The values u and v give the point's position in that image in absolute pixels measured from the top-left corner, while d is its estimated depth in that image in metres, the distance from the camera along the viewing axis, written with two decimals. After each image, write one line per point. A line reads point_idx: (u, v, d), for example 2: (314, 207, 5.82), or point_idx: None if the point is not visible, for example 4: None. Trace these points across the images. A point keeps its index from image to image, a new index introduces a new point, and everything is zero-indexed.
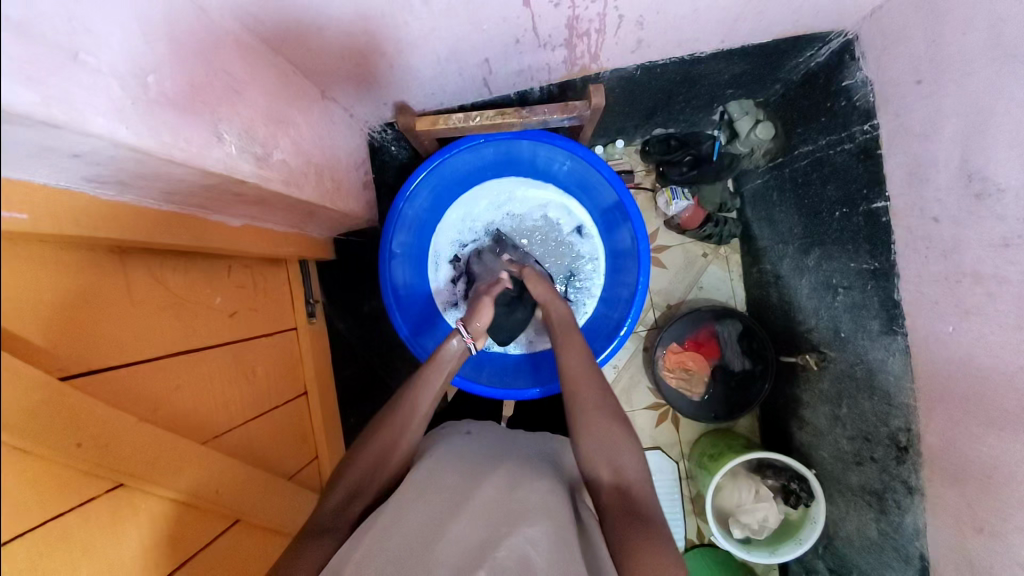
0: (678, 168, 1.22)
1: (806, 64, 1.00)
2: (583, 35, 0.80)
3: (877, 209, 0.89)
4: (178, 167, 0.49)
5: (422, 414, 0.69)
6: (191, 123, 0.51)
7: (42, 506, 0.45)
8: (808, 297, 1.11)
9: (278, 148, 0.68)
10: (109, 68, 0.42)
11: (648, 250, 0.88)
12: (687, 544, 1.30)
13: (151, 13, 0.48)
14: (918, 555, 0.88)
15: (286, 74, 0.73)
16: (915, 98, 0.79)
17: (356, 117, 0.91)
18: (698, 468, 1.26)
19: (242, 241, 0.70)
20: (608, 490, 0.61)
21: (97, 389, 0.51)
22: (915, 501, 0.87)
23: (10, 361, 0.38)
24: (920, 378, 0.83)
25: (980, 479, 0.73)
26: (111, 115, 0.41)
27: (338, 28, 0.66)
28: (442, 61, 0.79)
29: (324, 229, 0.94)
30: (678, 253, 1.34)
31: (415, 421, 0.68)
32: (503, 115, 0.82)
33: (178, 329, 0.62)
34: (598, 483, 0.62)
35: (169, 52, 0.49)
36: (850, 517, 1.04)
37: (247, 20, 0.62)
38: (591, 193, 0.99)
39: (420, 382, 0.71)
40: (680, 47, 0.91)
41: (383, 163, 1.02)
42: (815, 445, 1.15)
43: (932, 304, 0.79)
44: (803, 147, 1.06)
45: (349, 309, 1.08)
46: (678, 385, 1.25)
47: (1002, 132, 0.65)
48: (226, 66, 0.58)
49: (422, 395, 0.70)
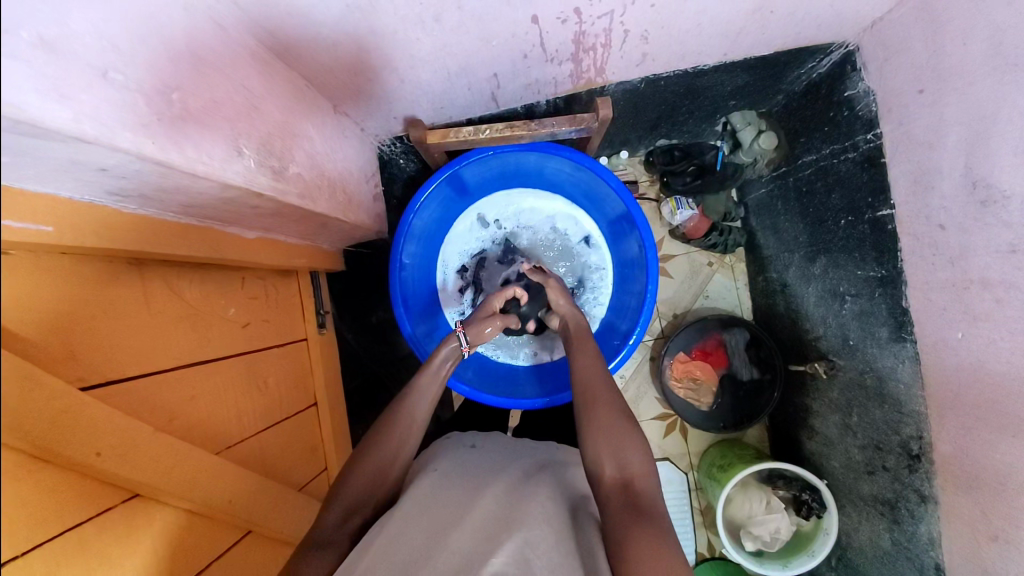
0: (682, 177, 1.23)
1: (807, 76, 1.02)
2: (589, 49, 0.81)
3: (883, 217, 0.89)
4: (197, 180, 0.50)
5: (421, 415, 0.69)
6: (211, 137, 0.52)
7: (58, 514, 0.46)
8: (815, 305, 1.11)
9: (293, 161, 0.69)
10: (136, 85, 0.43)
11: (655, 259, 0.89)
12: (698, 558, 1.29)
13: (176, 33, 0.50)
14: (933, 565, 0.86)
15: (300, 89, 0.74)
16: (918, 107, 0.80)
17: (367, 131, 0.92)
18: (708, 479, 1.25)
19: (256, 252, 0.71)
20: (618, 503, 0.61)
21: (116, 399, 0.52)
22: (929, 510, 0.86)
23: (18, 366, 0.39)
24: (931, 385, 0.83)
25: (994, 487, 0.73)
26: (138, 131, 0.42)
27: (351, 44, 0.68)
28: (452, 75, 0.81)
29: (335, 241, 0.95)
30: (683, 263, 1.34)
31: (413, 421, 0.68)
32: (512, 128, 0.84)
33: (194, 340, 0.63)
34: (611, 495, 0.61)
35: (191, 69, 0.50)
36: (864, 527, 1.03)
37: (264, 36, 0.64)
38: (598, 203, 1.00)
39: (417, 394, 0.70)
40: (684, 61, 0.93)
41: (392, 175, 1.03)
42: (826, 454, 1.14)
43: (940, 311, 0.79)
44: (806, 156, 1.08)
45: (358, 319, 1.09)
46: (686, 395, 1.25)
47: (1007, 140, 0.66)
48: (244, 81, 0.60)
49: (419, 398, 0.69)
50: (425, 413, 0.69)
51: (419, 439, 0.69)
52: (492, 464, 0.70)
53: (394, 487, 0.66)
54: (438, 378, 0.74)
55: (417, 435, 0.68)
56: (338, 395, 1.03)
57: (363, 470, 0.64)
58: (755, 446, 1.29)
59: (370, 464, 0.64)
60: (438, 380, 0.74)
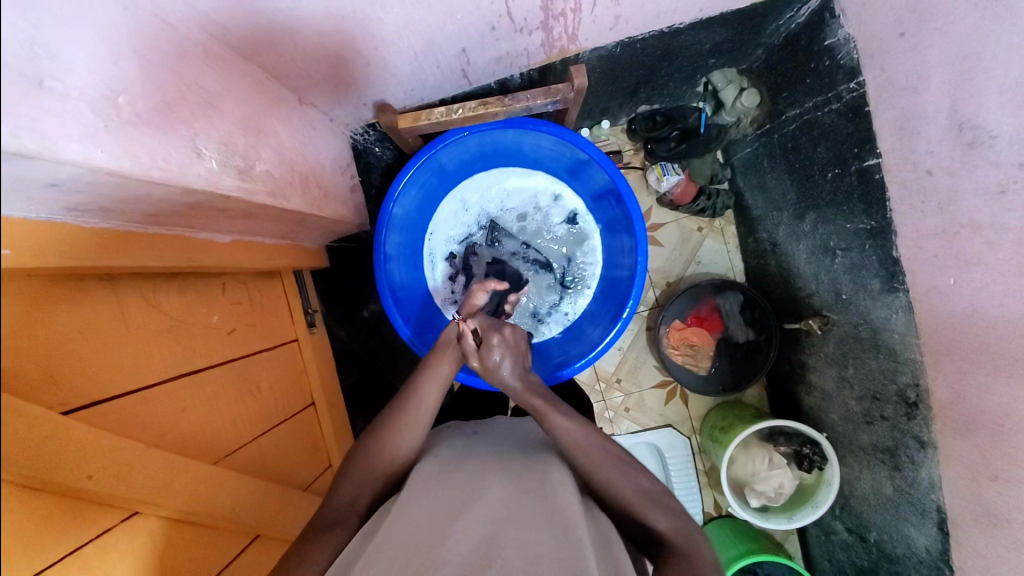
0: (666, 143, 1.20)
1: (786, 27, 0.99)
2: (559, 16, 0.78)
3: (870, 167, 0.88)
4: (158, 187, 0.48)
5: (420, 417, 0.67)
6: (168, 141, 0.50)
7: (57, 539, 0.45)
8: (806, 263, 1.11)
9: (260, 158, 0.66)
10: (78, 91, 0.40)
11: (643, 230, 0.88)
12: (705, 517, 1.33)
13: (116, 32, 0.47)
14: (935, 507, 0.88)
15: (261, 81, 0.71)
16: (900, 52, 0.79)
17: (337, 121, 0.90)
18: (710, 441, 1.27)
19: (234, 257, 0.69)
20: (616, 482, 0.61)
21: (104, 419, 0.51)
22: (928, 455, 0.88)
23: (7, 400, 0.38)
24: (924, 332, 0.83)
25: (991, 427, 0.74)
26: (85, 140, 0.40)
27: (311, 31, 0.65)
28: (419, 55, 0.78)
29: (315, 238, 0.93)
30: (673, 230, 1.33)
31: (408, 420, 0.66)
32: (486, 106, 0.81)
33: (178, 352, 0.62)
34: (608, 475, 0.62)
35: (138, 69, 0.48)
36: (865, 476, 1.05)
37: (214, 29, 0.61)
38: (581, 176, 0.98)
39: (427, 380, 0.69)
40: (658, 20, 0.89)
41: (368, 165, 1.00)
42: (825, 408, 1.15)
43: (931, 258, 0.79)
44: (790, 111, 1.05)
45: (347, 316, 1.07)
46: (684, 361, 1.25)
47: (991, 79, 0.64)
48: (198, 78, 0.57)
49: (428, 389, 0.69)
50: (435, 401, 0.68)
51: (418, 434, 0.66)
52: (490, 447, 0.69)
53: (395, 477, 0.66)
54: (449, 362, 0.73)
55: (420, 430, 0.66)
56: (335, 391, 1.02)
57: (364, 465, 0.64)
58: (756, 406, 1.31)
59: (366, 462, 0.64)
60: (450, 363, 0.73)
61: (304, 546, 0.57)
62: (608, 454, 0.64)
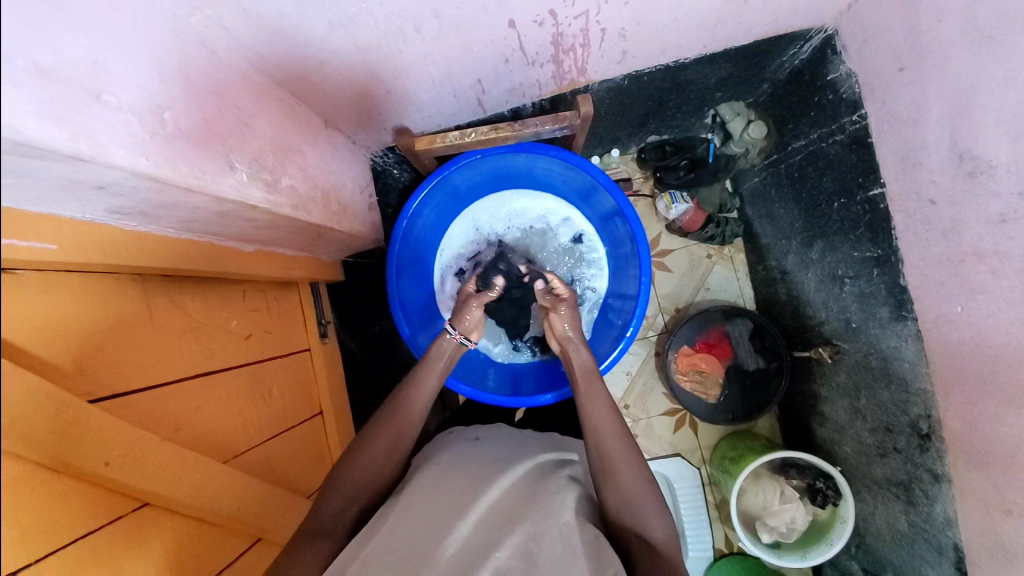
0: (675, 172, 1.23)
1: (790, 63, 1.03)
2: (569, 50, 0.83)
3: (875, 196, 0.90)
4: (192, 195, 0.52)
5: (410, 417, 0.69)
6: (204, 154, 0.54)
7: (69, 523, 0.47)
8: (815, 290, 1.11)
9: (286, 174, 0.71)
10: (129, 106, 0.45)
11: (647, 252, 0.90)
12: (716, 554, 1.29)
13: (166, 56, 0.52)
14: (952, 545, 0.85)
15: (292, 106, 0.77)
16: (900, 85, 0.81)
17: (359, 144, 0.95)
18: (721, 472, 1.25)
19: (256, 265, 0.73)
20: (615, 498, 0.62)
21: (124, 411, 0.53)
22: (943, 490, 0.85)
23: (40, 383, 0.42)
24: (934, 361, 0.83)
25: (1005, 460, 0.72)
26: (132, 149, 0.45)
27: (339, 61, 0.71)
28: (438, 84, 0.83)
29: (332, 252, 0.97)
30: (682, 257, 1.34)
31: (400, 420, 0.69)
32: (497, 131, 0.86)
33: (197, 352, 0.65)
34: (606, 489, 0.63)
35: (182, 89, 0.53)
36: (880, 512, 1.02)
37: (254, 58, 0.67)
38: (590, 201, 1.01)
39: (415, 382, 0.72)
40: (665, 55, 0.94)
41: (386, 185, 1.05)
42: (837, 440, 1.13)
43: (938, 286, 0.79)
44: (796, 142, 1.08)
45: (360, 329, 1.10)
46: (693, 388, 1.25)
47: (989, 111, 0.66)
48: (234, 100, 0.62)
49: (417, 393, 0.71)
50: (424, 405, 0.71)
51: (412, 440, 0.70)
52: (493, 454, 0.70)
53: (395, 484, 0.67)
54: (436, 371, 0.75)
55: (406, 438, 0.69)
56: (343, 403, 1.04)
57: (365, 468, 0.65)
58: (767, 436, 1.28)
59: (367, 467, 0.65)
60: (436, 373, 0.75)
61: (301, 546, 0.58)
62: (608, 469, 0.65)
